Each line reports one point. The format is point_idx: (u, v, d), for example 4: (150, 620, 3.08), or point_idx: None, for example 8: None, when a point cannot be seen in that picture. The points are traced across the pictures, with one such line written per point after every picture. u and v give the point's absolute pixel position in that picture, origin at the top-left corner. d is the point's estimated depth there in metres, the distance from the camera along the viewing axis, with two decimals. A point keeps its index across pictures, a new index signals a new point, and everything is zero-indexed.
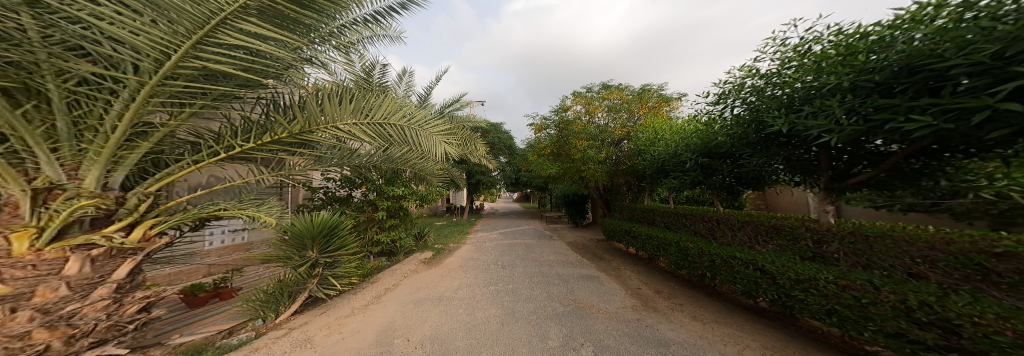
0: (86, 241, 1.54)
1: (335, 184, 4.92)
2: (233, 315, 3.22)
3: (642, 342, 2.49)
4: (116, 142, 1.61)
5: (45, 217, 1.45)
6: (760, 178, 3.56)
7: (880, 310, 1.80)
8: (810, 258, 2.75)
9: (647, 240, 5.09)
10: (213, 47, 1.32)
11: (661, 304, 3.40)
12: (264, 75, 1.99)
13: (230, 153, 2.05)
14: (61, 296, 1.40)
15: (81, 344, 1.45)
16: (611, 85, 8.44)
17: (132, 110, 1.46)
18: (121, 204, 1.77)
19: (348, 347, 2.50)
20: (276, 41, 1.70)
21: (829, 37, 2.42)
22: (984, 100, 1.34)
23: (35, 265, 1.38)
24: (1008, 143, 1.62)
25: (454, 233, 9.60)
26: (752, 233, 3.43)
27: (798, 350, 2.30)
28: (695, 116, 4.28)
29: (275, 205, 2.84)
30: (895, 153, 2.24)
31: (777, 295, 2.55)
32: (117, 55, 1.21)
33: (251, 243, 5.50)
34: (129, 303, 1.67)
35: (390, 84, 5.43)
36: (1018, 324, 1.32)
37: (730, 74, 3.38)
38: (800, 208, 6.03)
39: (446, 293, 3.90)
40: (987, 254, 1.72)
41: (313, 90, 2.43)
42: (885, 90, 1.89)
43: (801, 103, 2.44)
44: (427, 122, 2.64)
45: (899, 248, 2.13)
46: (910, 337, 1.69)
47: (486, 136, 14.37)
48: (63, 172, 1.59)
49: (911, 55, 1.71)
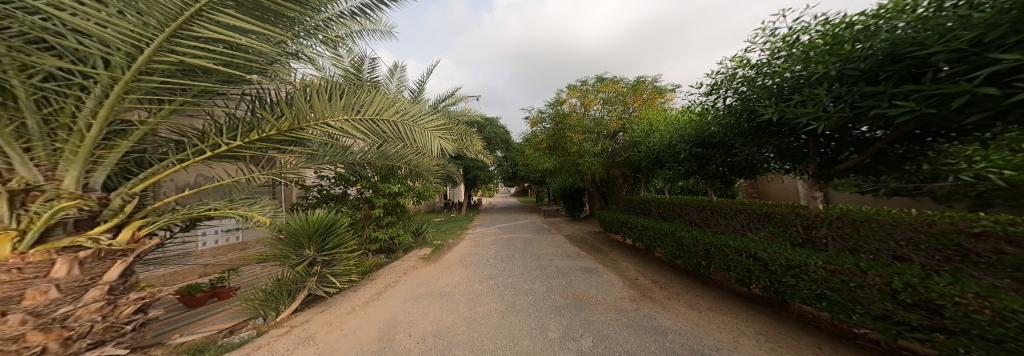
0: (71, 244, 1.53)
1: (329, 182, 4.89)
2: (233, 314, 3.23)
3: (640, 332, 2.52)
4: (92, 142, 1.59)
5: (25, 220, 1.45)
6: (752, 167, 3.58)
7: (868, 293, 1.82)
8: (800, 244, 2.79)
9: (643, 231, 5.12)
10: (188, 40, 1.29)
11: (657, 294, 3.44)
12: (247, 70, 1.96)
13: (215, 151, 2.02)
14: (52, 299, 1.40)
15: (79, 345, 1.46)
16: (605, 78, 8.40)
17: (105, 107, 1.45)
18: (105, 206, 1.75)
19: (350, 343, 2.52)
20: (257, 34, 1.66)
21: (817, 27, 2.39)
22: (963, 86, 1.35)
23: (21, 268, 1.36)
24: (986, 127, 1.64)
25: (453, 229, 9.65)
26: (744, 221, 3.46)
27: (790, 335, 2.34)
28: (690, 107, 4.24)
29: (268, 204, 2.81)
30: (880, 139, 2.24)
31: (770, 281, 2.58)
32: (85, 49, 1.18)
33: (246, 243, 5.49)
34: (124, 304, 1.65)
35: (382, 81, 5.37)
36: (995, 302, 1.35)
37: (722, 64, 3.35)
38: (792, 195, 6.09)
39: (445, 289, 3.92)
40: (966, 234, 1.74)
41: (301, 86, 2.38)
42: (870, 78, 1.87)
43: (790, 92, 2.42)
44: (420, 117, 2.61)
45: (885, 232, 2.13)
46: (896, 318, 1.72)
47: (482, 131, 14.30)
48: (39, 172, 1.57)
49: (894, 44, 1.70)
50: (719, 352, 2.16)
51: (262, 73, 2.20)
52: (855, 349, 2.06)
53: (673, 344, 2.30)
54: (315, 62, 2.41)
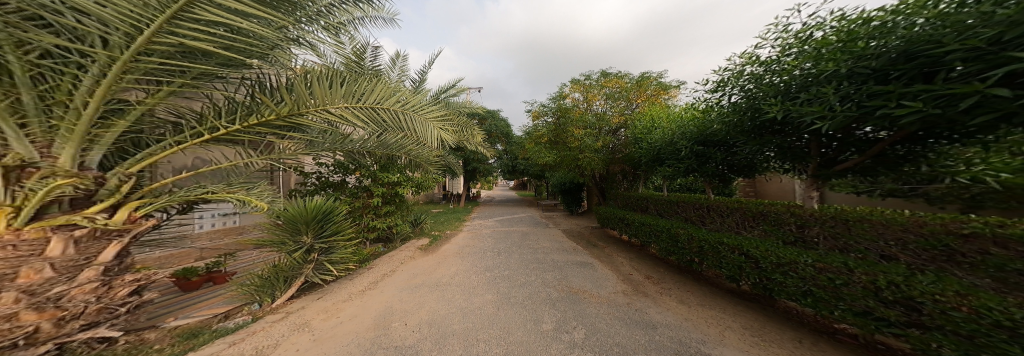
0: (66, 222, 1.57)
1: (329, 170, 4.87)
2: (229, 298, 3.27)
3: (632, 325, 2.57)
4: (89, 120, 1.58)
5: (21, 197, 1.46)
6: (751, 166, 3.59)
7: (852, 290, 1.87)
8: (792, 242, 2.83)
9: (639, 227, 5.17)
10: (189, 23, 1.28)
11: (649, 289, 3.50)
12: (247, 54, 1.94)
13: (214, 135, 2.02)
14: (46, 278, 1.48)
15: (71, 326, 1.55)
16: (609, 73, 8.32)
17: (103, 87, 1.44)
18: (101, 185, 1.77)
19: (346, 330, 2.57)
20: (258, 18, 1.64)
21: (831, 23, 2.37)
22: (975, 86, 1.34)
23: (16, 245, 1.43)
24: (989, 129, 1.64)
25: (451, 220, 9.69)
26: (739, 219, 3.50)
27: (774, 330, 2.40)
28: (693, 104, 4.23)
29: (266, 189, 2.81)
30: (882, 140, 2.25)
31: (760, 278, 2.62)
32: (83, 27, 1.17)
33: (243, 228, 5.52)
34: (118, 286, 1.75)
35: (383, 69, 5.30)
36: (973, 300, 1.39)
37: (730, 61, 3.32)
38: (788, 195, 6.13)
39: (442, 279, 3.97)
40: (954, 235, 1.75)
41: (301, 73, 2.35)
42: (880, 77, 1.87)
43: (798, 90, 2.41)
44: (421, 108, 2.58)
45: (875, 231, 2.17)
46: (875, 315, 1.76)
47: (483, 123, 14.25)
48: (35, 149, 1.57)
49: (909, 42, 1.68)
50: (705, 346, 2.21)
51: (262, 58, 2.18)
52: (834, 344, 2.12)
53: (662, 337, 2.35)
54: (317, 48, 2.38)
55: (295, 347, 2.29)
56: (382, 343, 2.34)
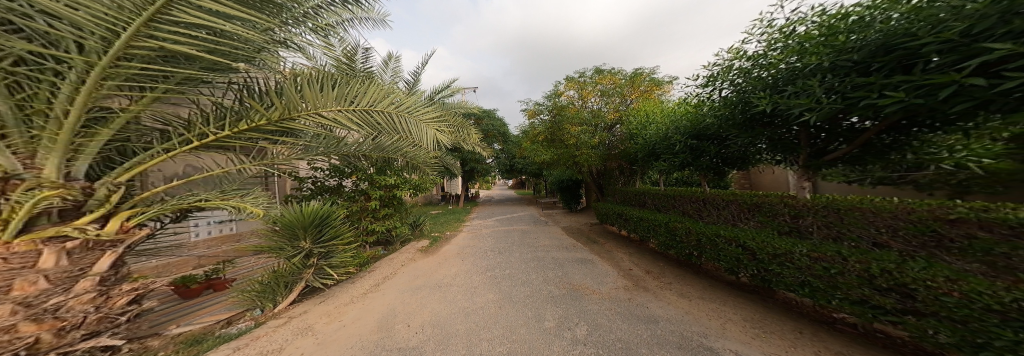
0: (57, 232, 1.56)
1: (324, 174, 4.84)
2: (230, 305, 3.24)
3: (633, 320, 2.58)
4: (72, 128, 1.57)
5: (7, 209, 1.44)
6: (745, 158, 3.61)
7: (847, 279, 1.88)
8: (787, 232, 2.86)
9: (638, 222, 5.17)
10: (168, 26, 1.26)
11: (650, 283, 3.52)
12: (233, 59, 1.93)
13: (203, 141, 2.00)
14: (41, 289, 1.48)
15: (73, 336, 1.57)
16: (603, 69, 8.34)
17: (82, 94, 1.43)
18: (89, 196, 1.75)
19: (349, 333, 2.55)
20: (241, 21, 1.64)
21: (813, 18, 2.37)
22: (950, 77, 1.35)
23: (6, 258, 1.40)
24: (969, 116, 1.65)
25: (451, 221, 9.68)
26: (735, 211, 3.51)
27: (773, 321, 2.42)
28: (686, 99, 4.24)
29: (261, 196, 2.79)
30: (868, 130, 2.25)
31: (758, 270, 2.64)
32: (57, 33, 1.15)
33: (241, 234, 5.55)
34: (117, 295, 1.77)
35: (376, 71, 5.27)
36: (962, 284, 1.41)
37: (719, 56, 3.31)
38: (782, 186, 6.19)
39: (444, 280, 3.95)
40: (942, 220, 1.78)
41: (291, 76, 2.35)
42: (862, 69, 1.87)
43: (785, 84, 2.41)
44: (415, 109, 2.56)
45: (866, 220, 2.19)
46: (872, 303, 1.78)
47: (480, 123, 14.25)
48: (17, 161, 1.56)
49: (888, 35, 1.69)
50: (706, 338, 2.22)
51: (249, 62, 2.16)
52: (834, 333, 2.14)
53: (664, 332, 2.36)
54: (305, 50, 2.36)
55: (299, 351, 2.29)
56: (385, 345, 2.34)
